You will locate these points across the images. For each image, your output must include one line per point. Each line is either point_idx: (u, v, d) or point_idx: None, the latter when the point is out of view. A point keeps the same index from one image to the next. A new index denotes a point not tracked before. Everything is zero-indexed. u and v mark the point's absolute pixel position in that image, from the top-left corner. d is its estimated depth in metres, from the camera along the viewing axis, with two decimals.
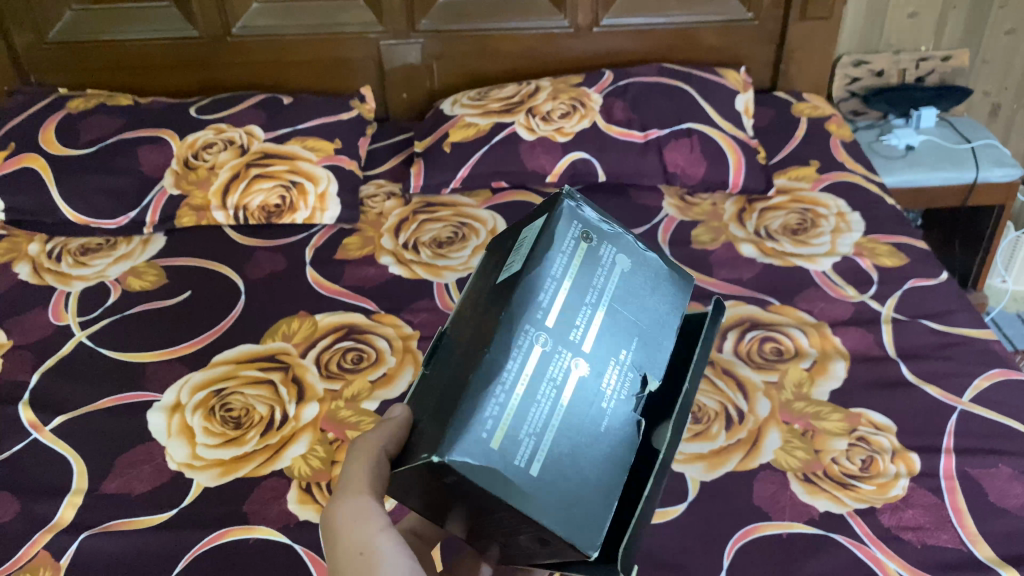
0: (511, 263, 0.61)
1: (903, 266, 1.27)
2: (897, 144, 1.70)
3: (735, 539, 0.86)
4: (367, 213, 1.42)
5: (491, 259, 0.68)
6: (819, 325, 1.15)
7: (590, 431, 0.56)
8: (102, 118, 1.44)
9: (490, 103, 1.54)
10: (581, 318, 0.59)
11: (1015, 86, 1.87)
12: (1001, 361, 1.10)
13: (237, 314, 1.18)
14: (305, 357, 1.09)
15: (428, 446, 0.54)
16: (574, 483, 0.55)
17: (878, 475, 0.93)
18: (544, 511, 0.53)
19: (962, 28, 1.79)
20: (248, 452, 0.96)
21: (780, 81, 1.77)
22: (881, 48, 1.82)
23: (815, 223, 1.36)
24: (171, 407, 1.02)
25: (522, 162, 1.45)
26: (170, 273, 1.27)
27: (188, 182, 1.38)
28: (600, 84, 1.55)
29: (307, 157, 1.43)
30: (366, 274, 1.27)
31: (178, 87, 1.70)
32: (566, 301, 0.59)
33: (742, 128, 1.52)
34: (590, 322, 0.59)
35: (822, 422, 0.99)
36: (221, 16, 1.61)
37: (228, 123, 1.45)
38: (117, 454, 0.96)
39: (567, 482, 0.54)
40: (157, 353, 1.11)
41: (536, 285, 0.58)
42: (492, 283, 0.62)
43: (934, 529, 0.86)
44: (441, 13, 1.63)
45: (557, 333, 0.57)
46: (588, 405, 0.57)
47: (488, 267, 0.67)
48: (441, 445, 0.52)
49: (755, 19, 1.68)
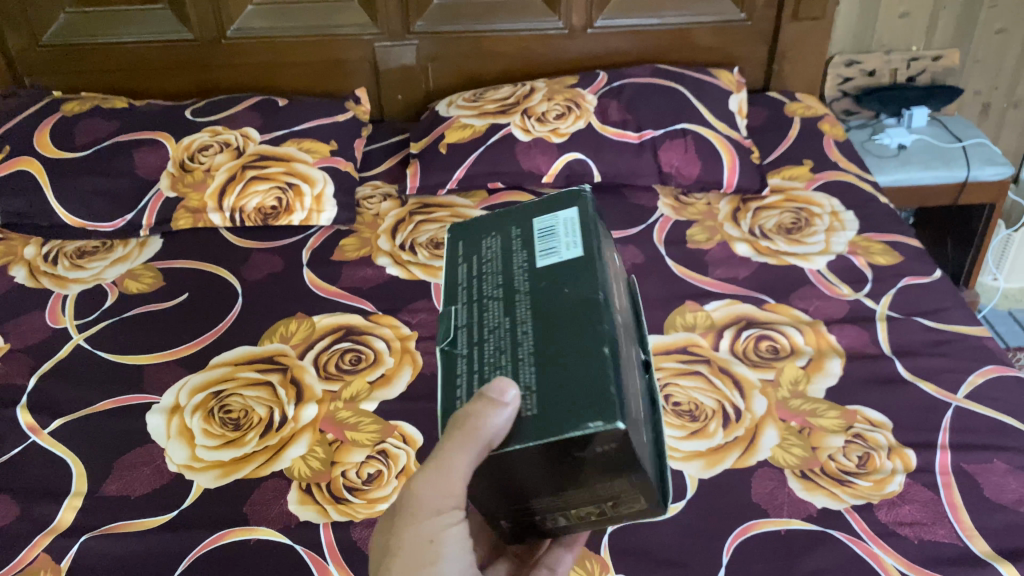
0: (558, 249, 0.67)
1: (897, 264, 1.28)
2: (889, 143, 1.71)
3: (734, 535, 0.87)
4: (363, 215, 1.42)
5: (486, 244, 0.71)
6: (815, 323, 1.16)
7: (645, 401, 0.64)
8: (98, 121, 1.44)
9: (485, 104, 1.55)
10: (621, 306, 0.68)
11: (1005, 85, 1.89)
12: (995, 357, 1.11)
13: (235, 315, 1.18)
14: (303, 359, 1.09)
15: (580, 412, 0.55)
16: (652, 449, 0.62)
17: (875, 472, 0.93)
18: (651, 470, 0.59)
19: (953, 28, 1.80)
20: (248, 453, 0.96)
21: (773, 82, 1.78)
22: (873, 48, 1.83)
23: (809, 222, 1.37)
24: (170, 409, 1.02)
25: (518, 162, 1.46)
26: (167, 276, 1.27)
27: (184, 184, 1.38)
28: (595, 85, 1.55)
29: (303, 159, 1.43)
30: (364, 275, 1.27)
31: (173, 89, 1.69)
32: (614, 289, 0.67)
33: (735, 129, 1.52)
34: (622, 310, 0.68)
35: (818, 419, 1.00)
36: (215, 18, 1.61)
37: (223, 125, 1.45)
38: (117, 456, 0.96)
39: (649, 446, 0.61)
40: (155, 355, 1.11)
41: (603, 270, 0.65)
42: (534, 265, 0.67)
43: (931, 524, 0.87)
44: (436, 15, 1.63)
45: (618, 314, 0.65)
46: (640, 380, 0.65)
47: (491, 250, 0.70)
48: (606, 409, 0.54)
49: (748, 20, 1.69)
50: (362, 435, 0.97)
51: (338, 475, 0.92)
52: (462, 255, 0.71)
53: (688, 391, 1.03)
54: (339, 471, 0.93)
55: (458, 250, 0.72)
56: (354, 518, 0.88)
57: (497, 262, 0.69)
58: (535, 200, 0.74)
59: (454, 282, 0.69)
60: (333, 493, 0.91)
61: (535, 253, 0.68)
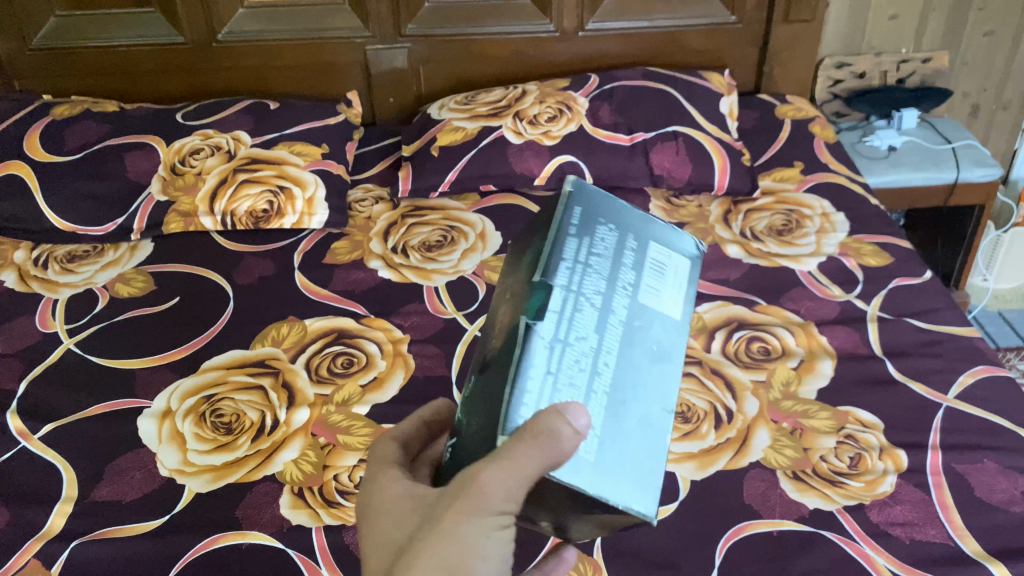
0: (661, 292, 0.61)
1: (887, 265, 1.28)
2: (879, 145, 1.72)
3: (726, 537, 0.87)
4: (355, 217, 1.42)
5: (597, 229, 0.62)
6: (806, 324, 1.16)
7: None
8: (88, 125, 1.44)
9: (477, 107, 1.55)
10: None
11: (994, 87, 1.91)
12: (984, 358, 1.11)
13: (226, 319, 1.18)
14: (294, 362, 1.08)
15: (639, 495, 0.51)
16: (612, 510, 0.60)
17: (866, 473, 0.94)
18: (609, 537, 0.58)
19: (942, 30, 1.81)
20: (240, 457, 0.95)
21: (764, 84, 1.79)
22: (863, 50, 1.83)
23: (800, 224, 1.37)
24: (161, 413, 1.01)
25: (510, 165, 1.46)
26: (158, 280, 1.27)
27: (175, 188, 1.37)
28: (586, 87, 1.55)
29: (295, 162, 1.43)
30: (356, 278, 1.27)
31: (163, 93, 1.69)
32: None
33: (726, 131, 1.53)
34: None
35: (810, 420, 1.00)
36: (206, 22, 1.61)
37: (215, 128, 1.45)
38: (108, 461, 0.96)
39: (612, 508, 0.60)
40: (147, 359, 1.11)
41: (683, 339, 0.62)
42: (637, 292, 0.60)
43: (922, 524, 0.87)
44: (427, 18, 1.63)
45: None
46: None
47: (599, 241, 0.61)
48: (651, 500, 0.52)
49: (739, 22, 1.69)
50: (354, 439, 0.97)
51: (330, 479, 0.92)
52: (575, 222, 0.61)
53: (680, 393, 1.04)
54: (331, 475, 0.93)
55: (567, 213, 0.62)
56: (346, 522, 0.87)
57: (607, 260, 0.60)
58: (656, 223, 0.66)
59: (560, 247, 0.58)
60: (325, 496, 0.90)
61: (640, 280, 0.61)
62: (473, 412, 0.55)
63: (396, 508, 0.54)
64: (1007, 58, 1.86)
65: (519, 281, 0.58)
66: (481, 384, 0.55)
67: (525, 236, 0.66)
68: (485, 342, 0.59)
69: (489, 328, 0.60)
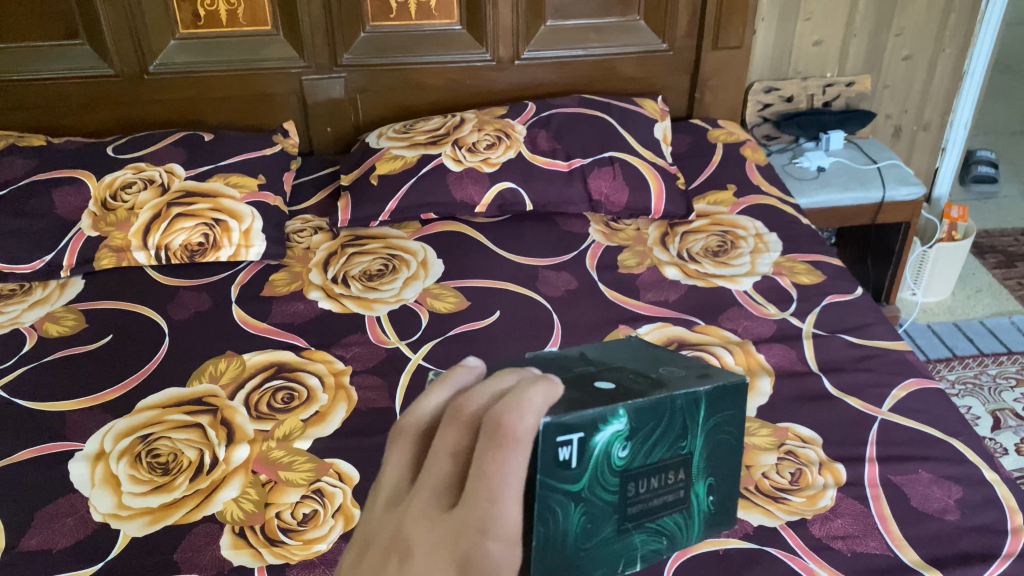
0: None
1: (820, 283, 1.32)
2: (809, 166, 1.78)
3: (675, 557, 0.87)
4: (294, 248, 1.40)
5: None
6: (743, 342, 1.18)
7: None
8: (13, 160, 1.40)
9: (416, 135, 1.55)
10: None
11: (914, 109, 1.99)
12: (915, 371, 1.15)
13: (162, 356, 1.15)
14: (233, 399, 1.06)
15: None
16: None
17: (807, 487, 0.96)
18: None
19: (864, 55, 1.88)
20: (178, 498, 0.93)
21: (696, 109, 1.83)
22: (790, 75, 1.89)
23: (735, 245, 1.40)
24: (94, 456, 0.98)
25: (450, 192, 1.46)
26: (90, 317, 1.24)
27: (106, 224, 1.34)
28: (524, 115, 1.57)
29: (231, 194, 1.41)
30: (295, 310, 1.25)
31: (92, 127, 1.65)
32: None
33: (661, 156, 1.56)
34: None
35: (750, 438, 1.02)
36: (137, 53, 1.58)
37: (147, 162, 1.42)
38: (39, 508, 0.92)
39: None
40: (78, 401, 1.07)
41: None
42: None
43: (863, 536, 0.89)
44: (364, 48, 1.64)
45: None
46: None
47: None
48: None
49: (670, 49, 1.74)
50: (296, 475, 0.96)
51: (272, 517, 0.90)
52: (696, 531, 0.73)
53: None
54: (273, 513, 0.91)
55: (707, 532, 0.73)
56: (289, 560, 0.85)
57: None
58: None
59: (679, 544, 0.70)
60: (267, 535, 0.88)
61: None
62: (584, 519, 0.61)
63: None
64: (924, 82, 1.95)
65: (669, 523, 0.66)
66: (600, 520, 0.62)
67: (729, 459, 0.69)
68: (644, 482, 0.63)
69: (652, 478, 0.64)
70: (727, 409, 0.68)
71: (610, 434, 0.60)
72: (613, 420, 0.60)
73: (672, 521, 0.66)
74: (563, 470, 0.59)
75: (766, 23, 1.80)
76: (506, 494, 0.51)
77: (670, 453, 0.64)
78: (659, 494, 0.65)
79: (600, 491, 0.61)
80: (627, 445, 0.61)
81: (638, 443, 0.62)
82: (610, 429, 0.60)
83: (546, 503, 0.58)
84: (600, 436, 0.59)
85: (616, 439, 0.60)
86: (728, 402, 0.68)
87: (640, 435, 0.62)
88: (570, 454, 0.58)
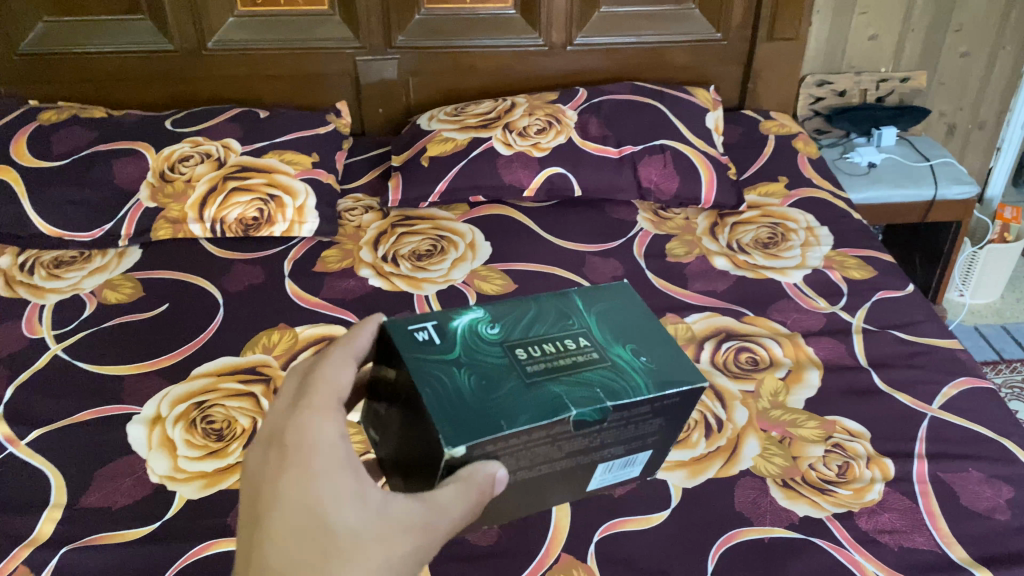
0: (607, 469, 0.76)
1: (871, 278, 1.31)
2: (860, 161, 1.75)
3: (718, 543, 0.87)
4: (345, 226, 1.42)
5: (654, 437, 0.73)
6: (793, 335, 1.18)
7: None
8: (76, 130, 1.43)
9: (467, 118, 1.56)
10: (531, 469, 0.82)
11: (969, 107, 1.96)
12: (967, 369, 1.14)
13: (216, 326, 1.17)
14: (285, 370, 1.08)
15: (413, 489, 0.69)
16: None
17: (855, 481, 0.95)
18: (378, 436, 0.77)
19: (919, 50, 1.86)
20: (231, 464, 0.95)
21: (747, 100, 1.82)
22: (843, 69, 1.87)
23: (785, 237, 1.39)
24: (151, 420, 1.00)
25: (499, 175, 1.46)
26: (146, 286, 1.26)
27: (164, 195, 1.36)
28: (575, 100, 1.58)
29: (285, 170, 1.43)
30: (346, 287, 1.26)
31: (152, 100, 1.68)
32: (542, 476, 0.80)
33: (712, 144, 1.55)
34: None
35: (798, 430, 1.02)
36: (196, 29, 1.60)
37: (204, 136, 1.45)
38: (97, 468, 0.94)
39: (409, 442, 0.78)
40: (137, 366, 1.10)
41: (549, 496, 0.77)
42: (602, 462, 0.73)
43: (910, 531, 0.89)
44: (417, 30, 1.65)
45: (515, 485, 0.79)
46: None
47: (648, 437, 0.72)
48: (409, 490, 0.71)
49: (723, 39, 1.73)
50: None
51: None
52: (667, 411, 0.70)
53: None
54: None
55: (679, 401, 0.69)
56: None
57: (630, 434, 0.71)
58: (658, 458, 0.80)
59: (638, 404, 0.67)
60: None
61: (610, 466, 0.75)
62: (478, 376, 0.65)
63: (341, 491, 0.52)
64: (981, 80, 1.92)
65: (591, 376, 0.68)
66: (496, 377, 0.65)
67: (641, 331, 0.74)
68: (534, 348, 0.69)
69: (543, 345, 0.69)
70: (606, 298, 0.77)
71: (470, 319, 0.71)
72: (467, 312, 0.72)
73: (595, 375, 0.67)
74: (429, 345, 0.67)
75: (821, 16, 1.78)
76: (319, 396, 0.58)
77: (556, 328, 0.72)
78: (562, 356, 0.69)
79: (485, 355, 0.68)
80: (494, 326, 0.71)
81: (508, 324, 0.71)
82: (466, 317, 0.71)
83: (426, 367, 0.65)
84: (456, 323, 0.70)
85: (477, 322, 0.71)
86: (607, 299, 0.77)
87: (506, 319, 0.72)
88: (429, 335, 0.68)
